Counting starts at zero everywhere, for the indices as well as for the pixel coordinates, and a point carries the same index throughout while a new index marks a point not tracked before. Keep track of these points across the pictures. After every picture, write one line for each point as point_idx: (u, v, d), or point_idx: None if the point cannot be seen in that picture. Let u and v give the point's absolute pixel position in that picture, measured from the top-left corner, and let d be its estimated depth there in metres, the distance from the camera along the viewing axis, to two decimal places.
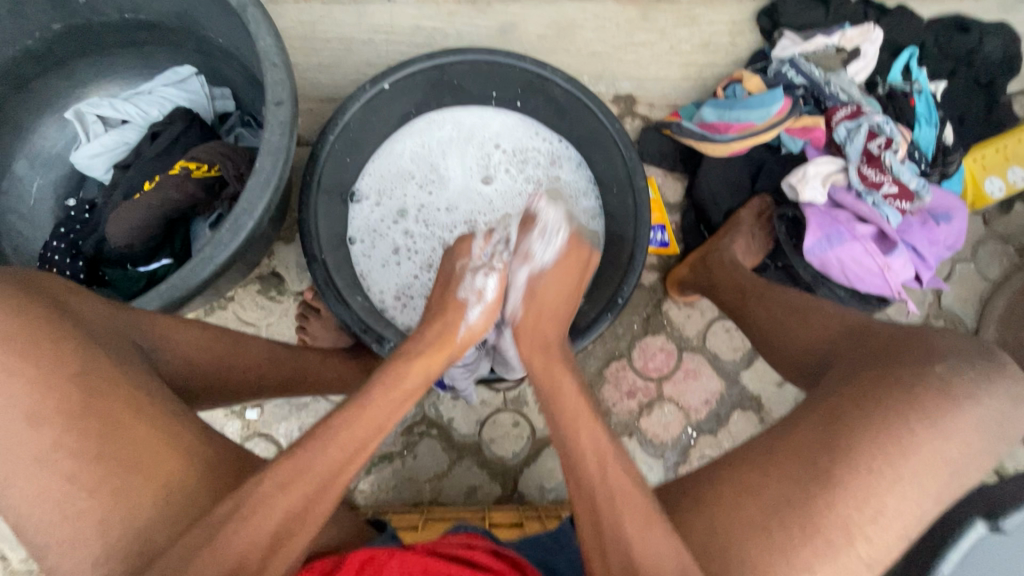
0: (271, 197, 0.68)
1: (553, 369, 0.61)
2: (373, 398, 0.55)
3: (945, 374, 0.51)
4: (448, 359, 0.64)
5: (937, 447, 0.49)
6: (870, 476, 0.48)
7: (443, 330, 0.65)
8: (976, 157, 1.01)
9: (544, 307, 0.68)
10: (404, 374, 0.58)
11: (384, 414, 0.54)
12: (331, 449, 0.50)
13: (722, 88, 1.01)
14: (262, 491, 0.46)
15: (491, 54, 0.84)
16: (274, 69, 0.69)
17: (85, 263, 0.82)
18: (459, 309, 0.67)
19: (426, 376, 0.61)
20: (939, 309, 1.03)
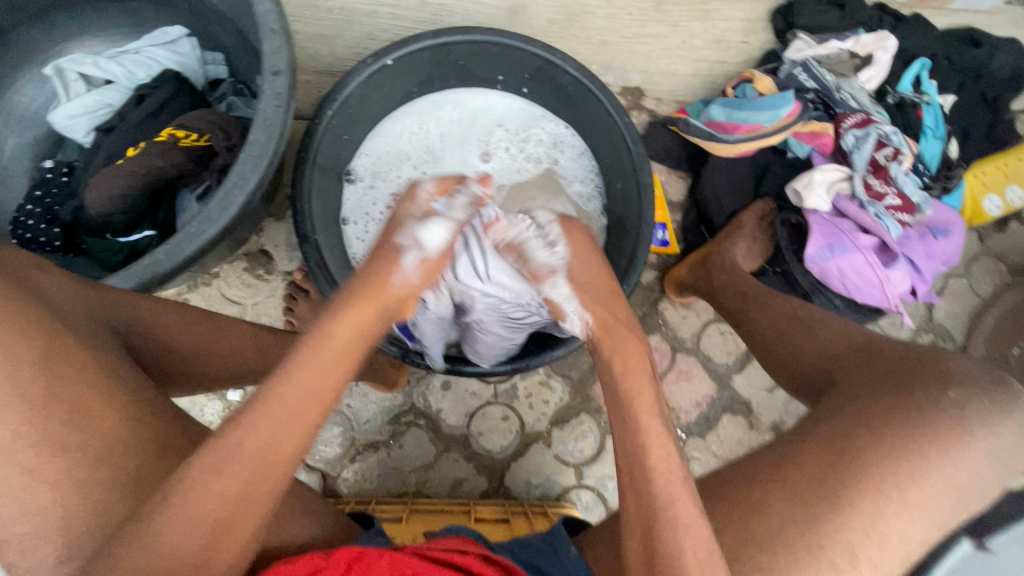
0: (265, 171, 0.65)
1: (633, 373, 0.57)
2: (302, 364, 0.48)
3: (958, 401, 0.53)
4: (383, 312, 0.57)
5: (949, 474, 0.51)
6: (879, 500, 0.51)
7: (371, 278, 0.57)
8: (976, 173, 1.02)
9: (599, 292, 0.63)
10: (329, 336, 0.51)
11: (319, 382, 0.48)
12: (265, 425, 0.44)
13: (732, 87, 0.99)
14: (209, 464, 0.42)
15: (500, 35, 0.80)
16: (273, 36, 0.66)
17: (62, 230, 0.78)
18: (391, 258, 0.59)
19: (356, 333, 0.53)
20: (930, 322, 1.03)
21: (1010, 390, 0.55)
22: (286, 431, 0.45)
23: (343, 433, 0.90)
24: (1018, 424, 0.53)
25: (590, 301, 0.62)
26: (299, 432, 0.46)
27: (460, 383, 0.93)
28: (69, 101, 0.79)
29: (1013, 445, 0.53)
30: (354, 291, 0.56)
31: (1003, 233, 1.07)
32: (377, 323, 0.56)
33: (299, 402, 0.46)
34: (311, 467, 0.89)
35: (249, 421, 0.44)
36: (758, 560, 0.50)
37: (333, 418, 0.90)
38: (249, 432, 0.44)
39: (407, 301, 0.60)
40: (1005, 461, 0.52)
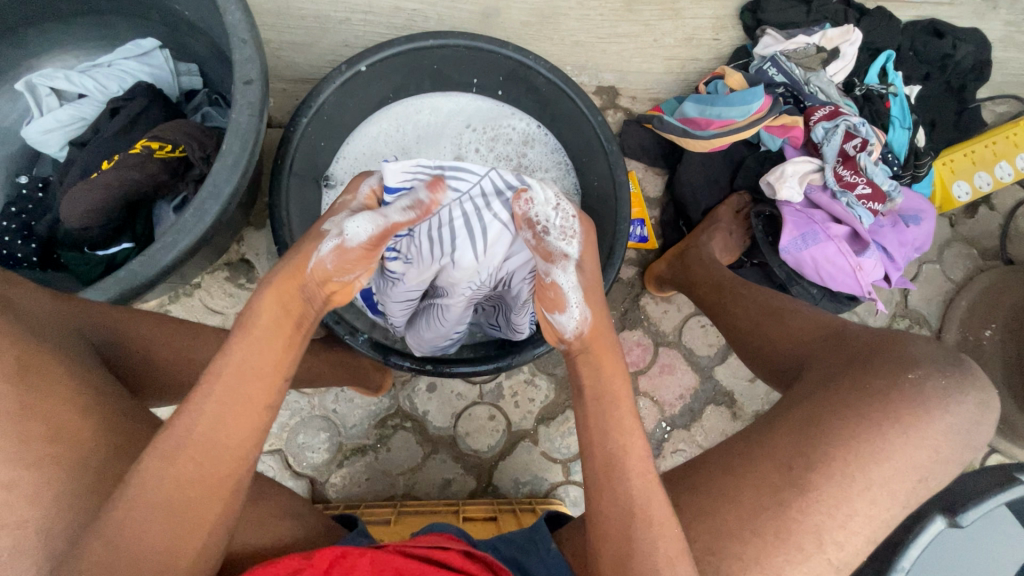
0: (239, 180, 0.65)
1: (614, 387, 0.55)
2: (240, 342, 0.49)
3: (918, 382, 0.54)
4: (306, 293, 0.54)
5: (909, 454, 0.53)
6: (842, 482, 0.52)
7: (291, 262, 0.54)
8: (945, 161, 1.05)
9: (600, 298, 0.59)
10: (257, 314, 0.51)
11: (259, 359, 0.49)
12: (209, 405, 0.46)
13: (705, 84, 1.01)
14: (162, 451, 0.44)
15: (472, 38, 0.81)
16: (243, 45, 0.66)
17: (39, 246, 0.77)
18: (315, 240, 0.55)
19: (284, 314, 0.52)
20: (905, 308, 1.06)
21: (967, 367, 0.56)
22: (232, 410, 0.47)
23: (330, 439, 0.90)
24: (974, 402, 0.55)
25: (593, 301, 0.58)
26: (245, 409, 0.47)
27: (446, 384, 0.93)
28: (42, 117, 0.79)
29: (970, 423, 0.55)
30: (278, 269, 0.54)
31: (973, 219, 1.09)
32: (306, 304, 0.54)
33: (240, 380, 0.48)
34: (299, 474, 0.89)
35: (195, 405, 0.46)
36: (731, 550, 0.52)
37: (320, 424, 0.90)
38: (199, 415, 0.46)
39: (336, 285, 0.55)
40: (962, 437, 0.55)
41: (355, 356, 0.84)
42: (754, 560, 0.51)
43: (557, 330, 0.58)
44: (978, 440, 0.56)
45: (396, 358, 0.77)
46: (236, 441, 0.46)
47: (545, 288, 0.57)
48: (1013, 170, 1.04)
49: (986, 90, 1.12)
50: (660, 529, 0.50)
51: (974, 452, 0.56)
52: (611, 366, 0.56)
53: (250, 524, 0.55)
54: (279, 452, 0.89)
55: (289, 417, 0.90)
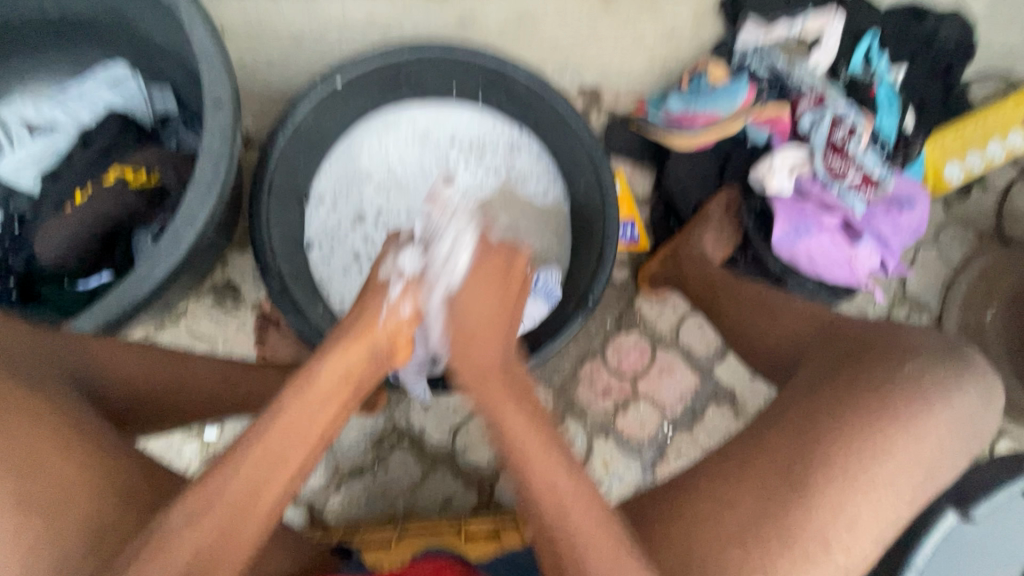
0: (215, 206, 0.64)
1: (493, 399, 0.56)
2: (293, 405, 0.49)
3: (916, 373, 0.54)
4: (371, 353, 0.56)
5: (915, 450, 0.52)
6: (846, 482, 0.51)
7: (363, 317, 0.57)
8: (937, 143, 1.03)
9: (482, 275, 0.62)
10: (318, 376, 0.52)
11: (304, 425, 0.49)
12: (243, 470, 0.45)
13: (688, 76, 0.99)
14: (190, 512, 0.43)
15: (448, 50, 0.80)
16: (211, 68, 0.64)
17: (18, 283, 0.75)
18: (379, 293, 0.59)
19: (344, 372, 0.54)
20: (904, 295, 1.04)
21: (965, 357, 0.56)
22: (266, 478, 0.46)
23: (326, 462, 0.88)
24: (976, 392, 0.54)
25: (463, 330, 0.59)
26: (281, 468, 0.47)
27: (441, 400, 0.91)
28: (13, 151, 0.77)
29: (973, 415, 0.54)
30: (345, 332, 0.57)
31: (967, 200, 1.08)
32: (371, 363, 0.56)
33: (288, 443, 0.48)
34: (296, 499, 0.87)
35: (229, 467, 0.46)
36: (730, 555, 0.50)
37: None
38: (232, 476, 0.45)
39: (400, 339, 0.58)
40: (967, 430, 0.53)
41: None
42: (757, 565, 0.49)
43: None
44: (983, 430, 0.54)
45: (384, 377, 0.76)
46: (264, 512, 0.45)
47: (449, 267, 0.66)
48: (1006, 148, 1.02)
49: (972, 69, 1.11)
50: None
51: (981, 445, 0.55)
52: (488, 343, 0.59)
53: None
54: None
55: None
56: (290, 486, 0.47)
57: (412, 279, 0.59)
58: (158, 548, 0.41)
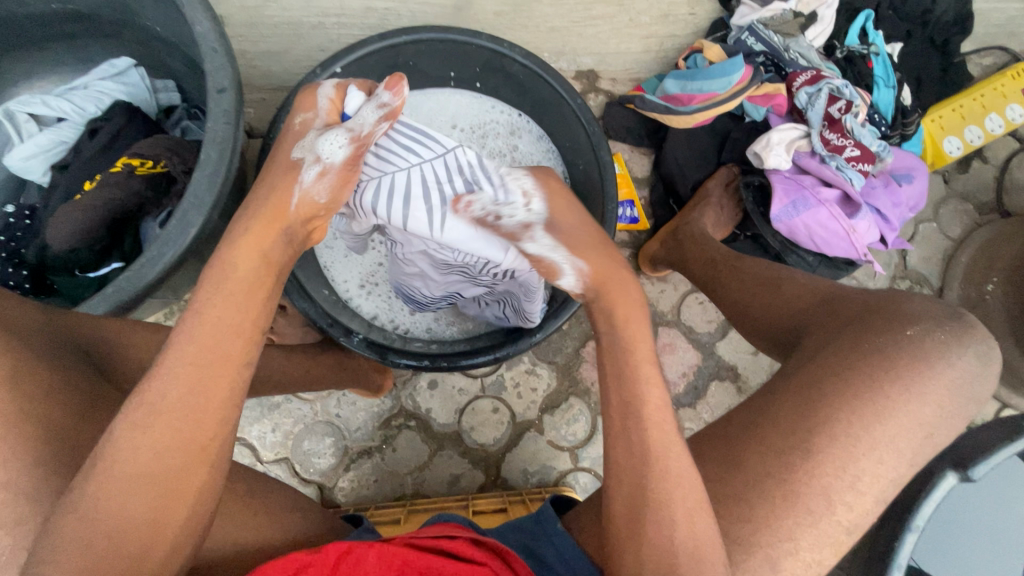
0: (221, 189, 0.65)
1: (633, 316, 0.56)
2: (212, 300, 0.49)
3: (917, 337, 0.54)
4: (285, 233, 0.55)
5: (914, 411, 0.52)
6: (847, 443, 0.52)
7: (269, 198, 0.55)
8: (934, 118, 1.03)
9: (580, 238, 0.60)
10: (234, 267, 0.51)
11: (232, 315, 0.49)
12: (180, 367, 0.46)
13: (684, 59, 1.00)
14: (133, 420, 0.44)
15: (446, 31, 0.81)
16: (214, 54, 0.66)
17: (30, 272, 0.78)
18: (292, 172, 0.56)
19: (264, 264, 0.53)
20: (905, 270, 1.05)
21: (965, 321, 0.56)
22: (206, 371, 0.46)
23: (335, 443, 0.90)
24: (974, 354, 0.54)
25: (582, 250, 0.60)
26: (219, 362, 0.47)
27: (447, 381, 0.93)
28: (22, 143, 0.79)
29: (972, 377, 0.54)
30: (251, 215, 0.55)
31: (967, 174, 1.08)
32: (282, 247, 0.55)
33: (219, 341, 0.47)
34: (307, 480, 0.89)
35: (167, 367, 0.46)
36: (733, 515, 0.52)
37: (324, 429, 0.90)
38: (172, 378, 0.45)
39: (314, 220, 0.58)
40: (965, 391, 0.54)
41: (355, 358, 0.85)
42: (763, 523, 0.51)
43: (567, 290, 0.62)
44: (982, 393, 0.55)
45: (392, 357, 0.77)
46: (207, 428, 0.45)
47: (536, 263, 0.61)
48: (1004, 121, 1.03)
49: (970, 43, 1.11)
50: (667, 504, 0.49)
51: (979, 407, 0.55)
52: (625, 310, 0.57)
53: (257, 525, 0.56)
54: (286, 460, 0.89)
55: (293, 425, 0.90)
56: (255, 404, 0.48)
57: (331, 167, 0.56)
58: (139, 490, 0.43)
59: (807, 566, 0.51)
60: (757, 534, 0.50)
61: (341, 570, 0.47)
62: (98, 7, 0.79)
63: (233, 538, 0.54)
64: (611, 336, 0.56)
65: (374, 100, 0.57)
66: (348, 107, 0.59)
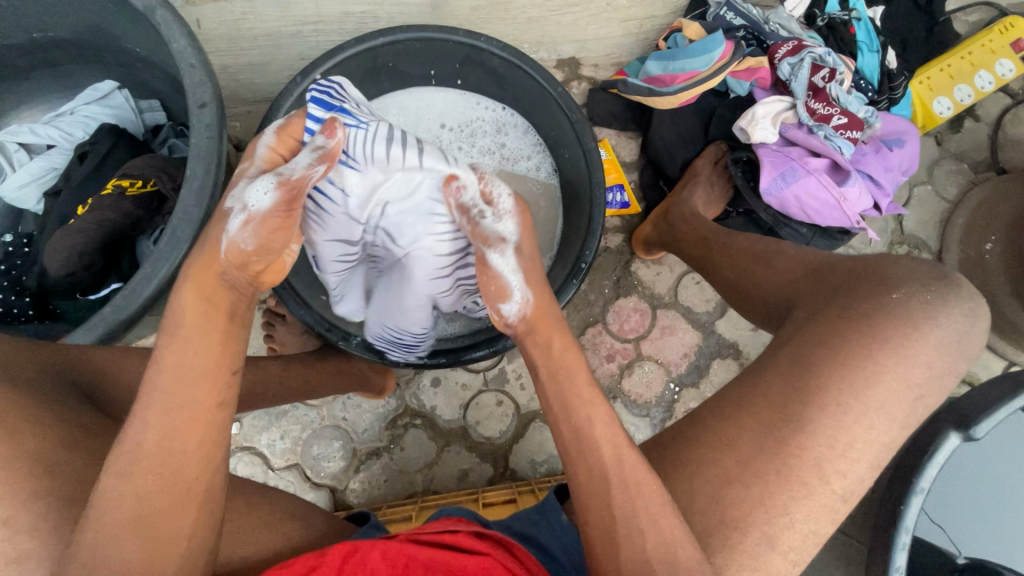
0: (208, 204, 0.66)
1: (568, 354, 0.56)
2: (169, 348, 0.49)
3: (902, 300, 0.54)
4: (224, 279, 0.52)
5: (901, 373, 0.53)
6: (837, 412, 0.52)
7: (201, 253, 0.52)
8: (922, 79, 1.02)
9: (536, 271, 0.58)
10: (182, 317, 0.50)
11: (194, 359, 0.49)
12: (150, 416, 0.47)
13: (664, 39, 0.99)
14: (116, 471, 0.45)
15: (422, 30, 0.81)
16: (192, 70, 0.67)
17: (33, 298, 0.79)
18: (222, 221, 0.53)
19: (209, 307, 0.51)
20: (902, 235, 1.04)
21: (951, 279, 0.56)
22: (175, 417, 0.47)
23: (344, 446, 0.91)
24: (961, 312, 0.54)
25: (534, 282, 0.58)
26: (188, 407, 0.47)
27: (450, 377, 0.94)
28: (15, 172, 0.81)
29: (958, 335, 0.54)
30: (192, 263, 0.52)
31: (960, 133, 1.07)
32: (228, 288, 0.52)
33: (181, 383, 0.48)
34: (318, 485, 0.90)
35: (139, 420, 0.47)
36: (732, 493, 0.52)
37: (332, 433, 0.91)
38: (144, 428, 0.46)
39: (252, 267, 0.53)
40: (954, 350, 0.54)
41: (355, 362, 0.85)
42: (757, 498, 0.51)
43: (501, 315, 0.58)
44: (971, 350, 0.55)
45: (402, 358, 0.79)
46: (193, 445, 0.47)
47: (488, 278, 0.58)
48: (994, 78, 1.02)
49: None
50: (651, 487, 0.50)
51: (968, 365, 0.56)
52: (562, 342, 0.56)
53: (265, 530, 0.57)
54: (296, 466, 0.90)
55: (301, 431, 0.91)
56: None
57: (257, 215, 0.52)
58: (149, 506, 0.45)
59: (804, 538, 0.52)
60: (753, 512, 0.51)
61: (349, 570, 0.49)
62: (78, 33, 0.80)
63: (242, 548, 0.55)
64: (560, 359, 0.56)
65: (313, 144, 0.55)
66: (308, 116, 0.58)
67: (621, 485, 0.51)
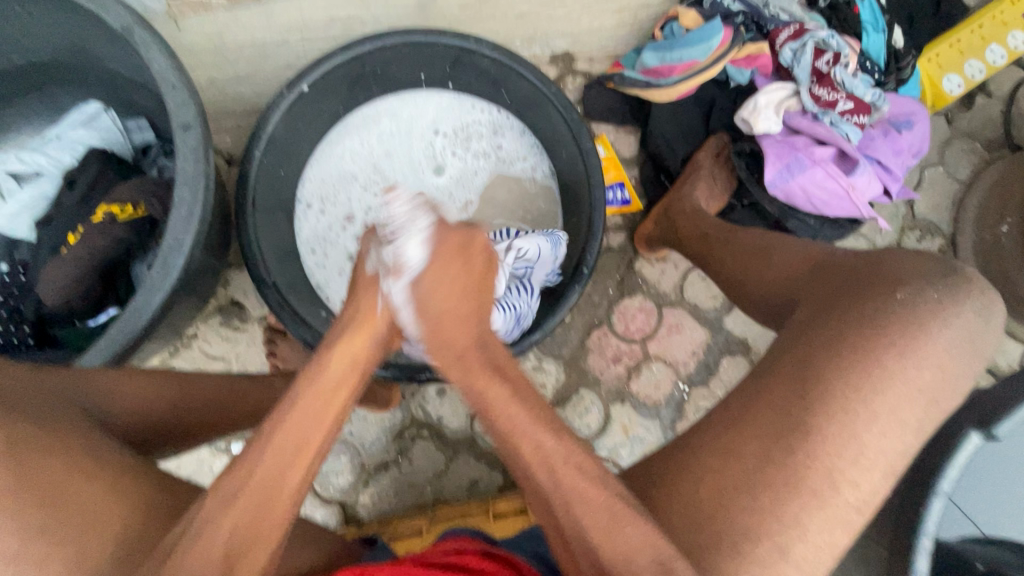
0: (199, 228, 0.65)
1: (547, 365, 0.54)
2: (304, 397, 0.50)
3: (907, 300, 0.52)
4: (373, 339, 0.55)
5: (911, 375, 0.51)
6: (846, 417, 0.50)
7: (356, 310, 0.55)
8: (930, 57, 0.98)
9: (441, 311, 0.54)
10: (325, 367, 0.52)
11: (321, 410, 0.50)
12: (269, 453, 0.47)
13: (660, 29, 0.95)
14: (224, 502, 0.45)
15: (409, 34, 0.79)
16: (175, 91, 0.65)
17: (31, 327, 0.79)
18: (369, 285, 0.55)
19: (351, 367, 0.53)
20: (913, 220, 1.01)
21: (958, 274, 0.54)
22: (291, 459, 0.48)
23: (352, 460, 0.91)
24: (974, 309, 0.52)
25: (426, 319, 0.54)
26: (304, 451, 0.49)
27: (455, 386, 0.93)
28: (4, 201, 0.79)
29: (972, 334, 0.52)
30: (344, 328, 0.54)
31: (971, 112, 1.03)
32: (374, 349, 0.55)
33: (303, 429, 0.49)
34: (328, 500, 0.90)
35: (255, 454, 0.48)
36: (739, 505, 0.50)
37: (339, 448, 0.91)
38: (261, 461, 0.47)
39: (397, 327, 0.57)
40: (967, 349, 0.52)
41: None
42: (766, 509, 0.49)
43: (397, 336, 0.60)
44: (988, 346, 0.53)
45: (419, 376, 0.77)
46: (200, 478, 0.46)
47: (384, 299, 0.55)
48: (1006, 53, 0.96)
49: None
50: None
51: (986, 362, 0.53)
52: None
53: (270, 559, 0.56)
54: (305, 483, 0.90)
55: None
56: (307, 475, 0.49)
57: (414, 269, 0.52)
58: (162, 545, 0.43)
59: (817, 549, 0.49)
60: (764, 528, 0.49)
61: None
62: (61, 54, 0.79)
63: None
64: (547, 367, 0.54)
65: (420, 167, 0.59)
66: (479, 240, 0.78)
67: (628, 501, 0.48)
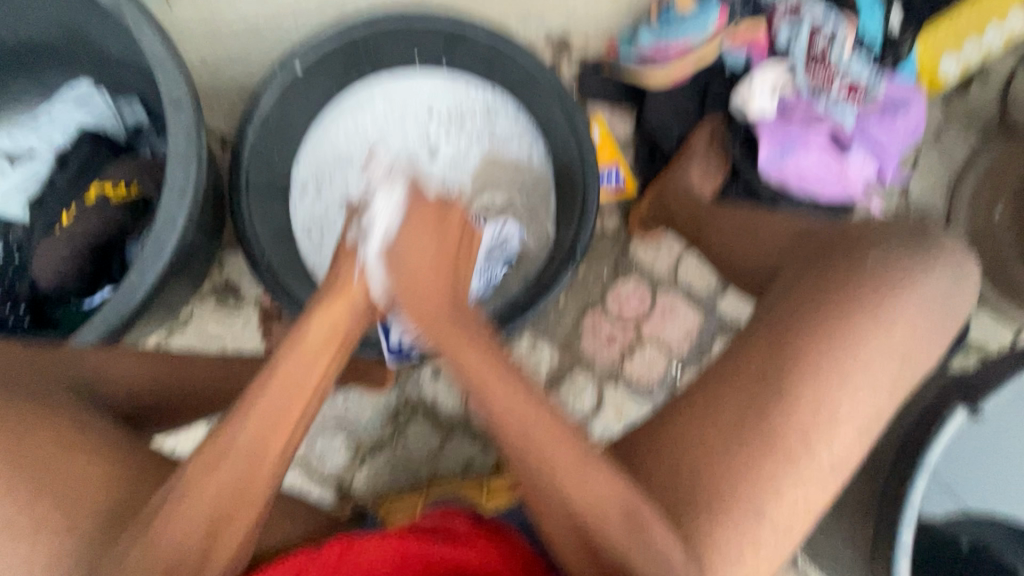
0: (192, 206, 0.65)
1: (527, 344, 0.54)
2: (288, 356, 0.52)
3: (878, 262, 0.55)
4: (353, 310, 0.57)
5: (886, 338, 0.52)
6: (825, 379, 0.51)
7: (338, 282, 0.58)
8: (929, 39, 0.97)
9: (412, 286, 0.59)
10: (308, 332, 0.54)
11: (307, 373, 0.51)
12: (250, 425, 0.48)
13: (657, 8, 0.92)
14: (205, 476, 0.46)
15: (404, 14, 0.78)
16: (166, 68, 0.64)
17: (27, 306, 0.78)
18: (350, 257, 0.60)
19: (332, 332, 0.55)
20: (907, 203, 1.01)
21: (927, 238, 0.57)
22: (272, 431, 0.48)
23: (347, 440, 0.91)
24: (944, 270, 0.55)
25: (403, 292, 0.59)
26: (284, 425, 0.49)
27: (450, 368, 0.93)
28: None
29: (943, 294, 0.55)
30: (327, 294, 0.58)
31: (968, 95, 1.03)
32: (353, 320, 0.58)
33: (284, 402, 0.49)
34: (324, 479, 0.91)
35: (235, 433, 0.48)
36: (718, 468, 0.51)
37: (335, 428, 0.91)
38: (239, 435, 0.47)
39: (378, 297, 0.60)
40: (939, 311, 0.54)
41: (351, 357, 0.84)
42: (750, 478, 0.50)
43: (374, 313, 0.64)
44: (958, 309, 0.56)
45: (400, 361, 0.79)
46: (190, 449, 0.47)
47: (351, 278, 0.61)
48: (1005, 34, 0.96)
49: None
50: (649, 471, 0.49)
51: (957, 325, 0.56)
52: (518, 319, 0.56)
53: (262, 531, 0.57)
54: (301, 462, 0.91)
55: None
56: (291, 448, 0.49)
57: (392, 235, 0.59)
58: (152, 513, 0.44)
59: (793, 512, 0.51)
60: (739, 487, 0.50)
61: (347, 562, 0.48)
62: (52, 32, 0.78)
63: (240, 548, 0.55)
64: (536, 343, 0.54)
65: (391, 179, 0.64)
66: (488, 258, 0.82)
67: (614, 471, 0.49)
